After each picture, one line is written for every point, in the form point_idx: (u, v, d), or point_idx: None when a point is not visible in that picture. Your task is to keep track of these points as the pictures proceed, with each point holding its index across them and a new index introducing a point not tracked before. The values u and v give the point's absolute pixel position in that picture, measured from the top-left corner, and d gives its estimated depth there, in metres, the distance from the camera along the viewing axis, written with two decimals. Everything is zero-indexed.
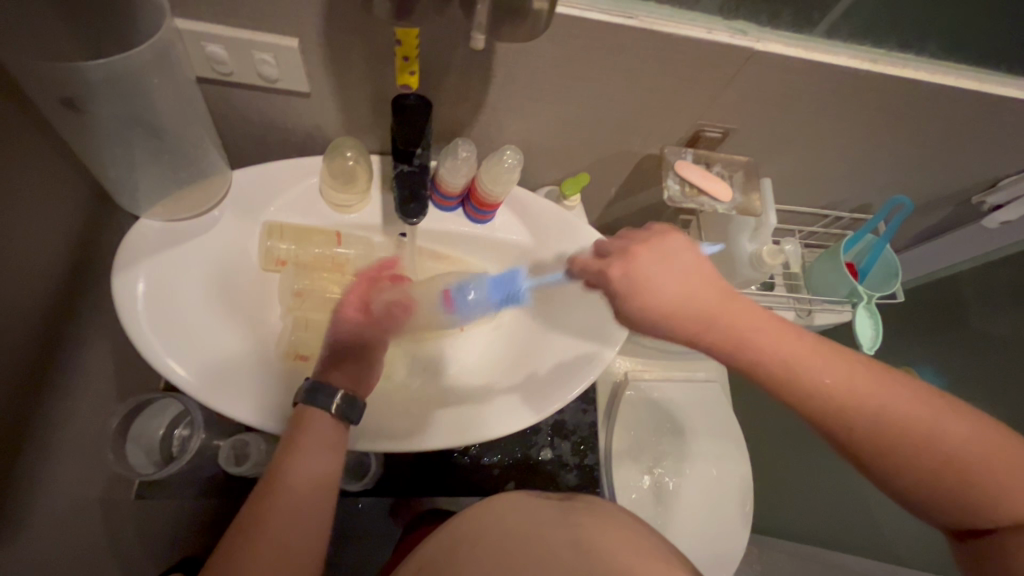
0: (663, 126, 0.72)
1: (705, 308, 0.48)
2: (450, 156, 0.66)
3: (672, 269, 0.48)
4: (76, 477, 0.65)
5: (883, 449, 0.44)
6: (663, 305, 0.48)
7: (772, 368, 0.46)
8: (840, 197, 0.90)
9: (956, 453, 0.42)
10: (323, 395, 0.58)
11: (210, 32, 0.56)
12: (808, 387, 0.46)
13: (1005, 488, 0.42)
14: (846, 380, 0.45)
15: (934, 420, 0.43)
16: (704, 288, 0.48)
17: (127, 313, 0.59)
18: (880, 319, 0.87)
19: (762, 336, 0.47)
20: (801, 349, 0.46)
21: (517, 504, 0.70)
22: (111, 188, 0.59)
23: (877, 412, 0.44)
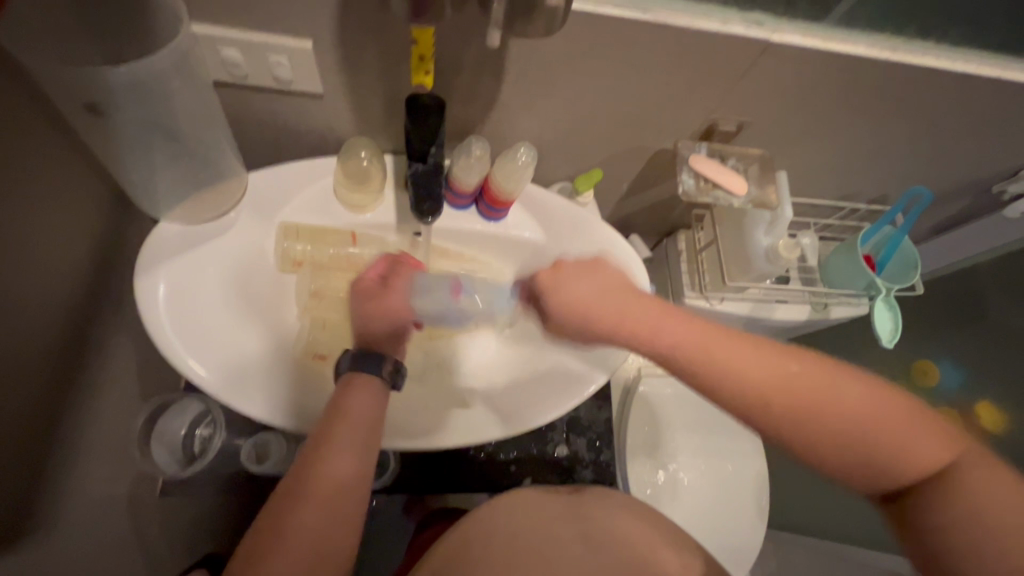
0: (676, 121, 0.71)
1: (614, 311, 0.54)
2: (463, 154, 0.66)
3: (582, 276, 0.56)
4: (104, 477, 0.67)
5: (792, 426, 0.47)
6: (581, 308, 0.55)
7: (684, 361, 0.51)
8: (856, 188, 0.89)
9: (854, 412, 0.46)
10: (372, 363, 0.59)
11: (227, 36, 0.56)
12: (720, 379, 0.49)
13: (899, 443, 0.45)
14: (744, 362, 0.49)
15: (833, 388, 0.47)
16: (612, 293, 0.55)
17: (151, 316, 0.60)
18: (899, 312, 0.86)
19: (671, 333, 0.52)
20: (704, 338, 0.51)
21: (529, 500, 0.70)
22: (132, 193, 0.60)
23: (783, 392, 0.48)
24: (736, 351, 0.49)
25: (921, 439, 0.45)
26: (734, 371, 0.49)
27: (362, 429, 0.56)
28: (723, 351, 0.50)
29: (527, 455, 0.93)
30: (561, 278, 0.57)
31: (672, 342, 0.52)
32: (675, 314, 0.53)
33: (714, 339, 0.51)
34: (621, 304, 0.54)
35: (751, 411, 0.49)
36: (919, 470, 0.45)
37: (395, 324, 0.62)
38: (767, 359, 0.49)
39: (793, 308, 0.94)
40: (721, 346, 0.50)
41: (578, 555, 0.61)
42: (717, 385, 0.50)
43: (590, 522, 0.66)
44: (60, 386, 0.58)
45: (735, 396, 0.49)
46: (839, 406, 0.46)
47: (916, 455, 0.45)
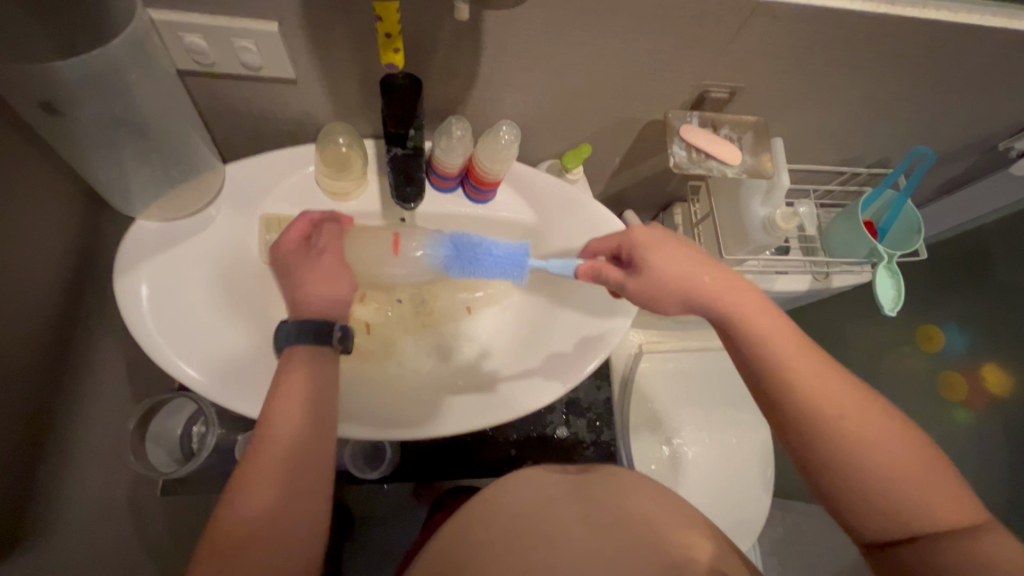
0: (666, 90, 0.69)
1: (722, 283, 0.58)
2: (444, 136, 0.64)
3: (674, 249, 0.59)
4: (96, 479, 0.67)
5: (843, 438, 0.50)
6: (673, 283, 0.58)
7: (775, 359, 0.54)
8: (856, 152, 0.86)
9: (906, 451, 0.49)
10: (321, 330, 0.57)
11: (186, 22, 0.53)
12: (795, 386, 0.52)
13: (923, 490, 0.48)
14: (829, 373, 0.53)
15: (887, 418, 0.51)
16: (702, 269, 0.58)
17: (136, 319, 0.58)
18: (903, 279, 0.82)
19: (759, 317, 0.56)
20: (794, 349, 0.54)
21: (536, 478, 0.70)
22: (106, 192, 0.58)
23: (842, 400, 0.51)
24: (809, 358, 0.54)
25: (948, 496, 0.48)
26: (817, 384, 0.52)
27: (293, 417, 0.52)
28: (811, 367, 0.53)
29: (528, 437, 0.93)
30: (660, 242, 0.59)
31: (774, 337, 0.54)
32: (772, 313, 0.56)
33: (796, 348, 0.54)
34: (723, 284, 0.58)
35: (813, 414, 0.51)
36: (941, 518, 0.47)
37: (332, 296, 0.61)
38: (843, 388, 0.52)
39: (793, 278, 0.91)
40: (808, 362, 0.53)
41: (578, 534, 0.61)
42: (801, 388, 0.52)
43: (589, 500, 0.66)
44: (47, 392, 0.58)
45: (817, 404, 0.51)
46: (888, 451, 0.49)
47: (940, 507, 0.47)
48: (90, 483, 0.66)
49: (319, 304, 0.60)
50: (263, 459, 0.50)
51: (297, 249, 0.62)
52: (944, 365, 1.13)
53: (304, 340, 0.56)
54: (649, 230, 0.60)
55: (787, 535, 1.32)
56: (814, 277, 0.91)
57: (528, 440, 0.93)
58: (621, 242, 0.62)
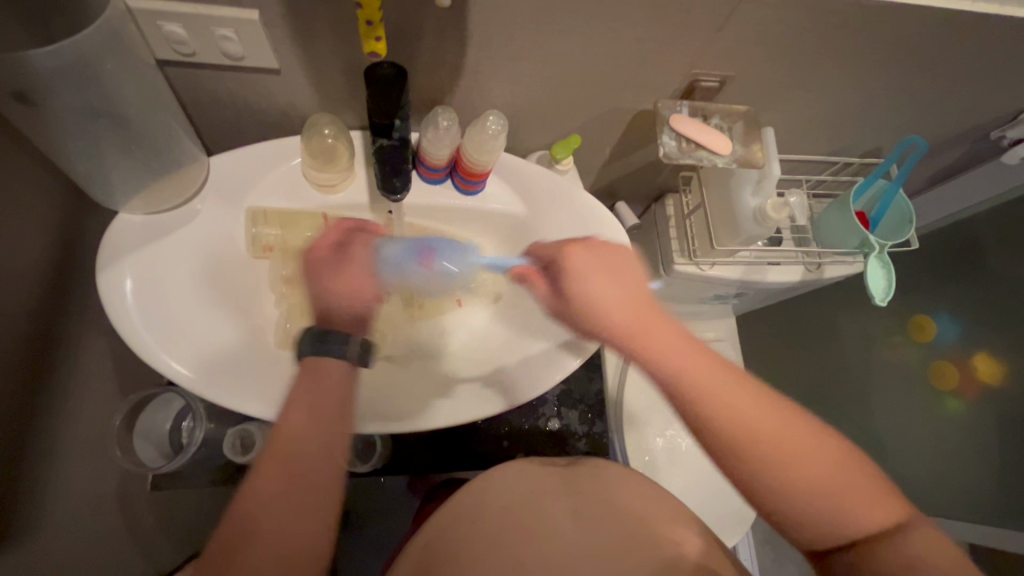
0: (655, 78, 0.68)
1: (627, 317, 0.54)
2: (430, 127, 0.63)
3: (596, 270, 0.57)
4: (83, 475, 0.67)
5: (772, 471, 0.49)
6: (594, 305, 0.55)
7: (695, 393, 0.51)
8: (848, 141, 0.85)
9: (827, 475, 0.48)
10: (335, 343, 0.56)
11: (163, 11, 0.52)
12: (716, 417, 0.50)
13: (848, 504, 0.48)
14: (746, 405, 0.50)
15: (801, 439, 0.49)
16: (613, 291, 0.55)
17: (119, 315, 0.58)
18: (894, 269, 0.82)
19: (671, 352, 0.52)
20: (717, 378, 0.52)
21: (524, 473, 0.70)
22: (85, 185, 0.57)
23: (766, 436, 0.49)
24: (728, 390, 0.51)
25: (871, 502, 0.48)
26: (742, 416, 0.50)
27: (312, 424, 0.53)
28: (739, 398, 0.51)
29: (520, 430, 0.93)
30: (587, 266, 0.57)
31: (686, 374, 0.52)
32: (688, 343, 0.54)
33: (717, 376, 0.52)
34: (638, 319, 0.54)
35: (743, 453, 0.49)
36: (866, 528, 0.48)
37: (353, 308, 0.58)
38: (764, 411, 0.50)
39: (786, 269, 0.91)
40: (732, 392, 0.51)
41: (568, 529, 0.61)
42: (721, 425, 0.50)
43: (579, 495, 0.66)
44: (30, 388, 0.58)
45: (739, 432, 0.50)
46: (816, 471, 0.48)
47: (867, 517, 0.48)
48: (79, 479, 0.66)
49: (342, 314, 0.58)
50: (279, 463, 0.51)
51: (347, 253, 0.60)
52: (935, 356, 1.12)
53: (330, 353, 0.55)
54: (574, 254, 0.58)
55: None
56: (806, 268, 0.91)
57: (520, 433, 0.93)
58: (552, 257, 0.60)
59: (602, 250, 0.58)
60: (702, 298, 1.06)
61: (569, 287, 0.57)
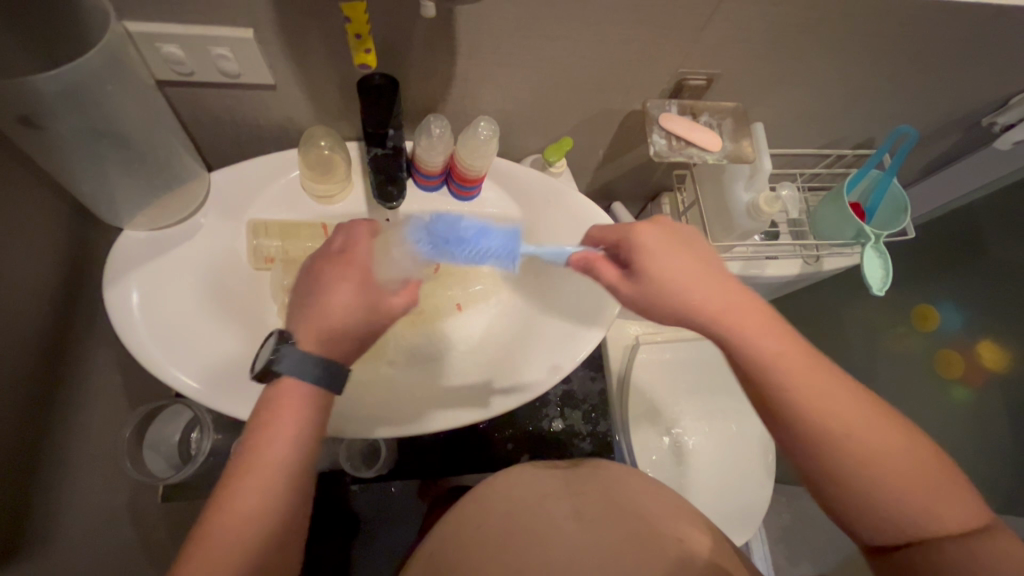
0: (643, 79, 0.69)
1: (713, 295, 0.54)
2: (423, 135, 0.64)
3: (673, 255, 0.56)
4: (95, 488, 0.68)
5: (847, 458, 0.49)
6: (670, 287, 0.54)
7: (776, 377, 0.51)
8: (839, 134, 0.86)
9: (906, 466, 0.48)
10: (287, 359, 0.51)
11: (161, 33, 0.54)
12: (801, 400, 0.50)
13: (931, 499, 0.47)
14: (829, 389, 0.51)
15: (876, 428, 0.49)
16: (707, 272, 0.55)
17: (125, 328, 0.59)
18: (890, 257, 0.83)
19: (758, 333, 0.53)
20: (799, 363, 0.52)
21: (523, 477, 0.71)
22: (90, 204, 0.59)
23: (843, 417, 0.50)
24: (819, 374, 0.51)
25: (958, 503, 0.47)
26: (828, 399, 0.50)
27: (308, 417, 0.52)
28: (822, 382, 0.51)
29: (523, 432, 0.94)
30: (657, 252, 0.56)
31: (773, 357, 0.52)
32: (774, 327, 0.54)
33: (809, 362, 0.52)
34: (724, 296, 0.54)
35: (813, 430, 0.50)
36: (948, 525, 0.46)
37: (327, 328, 0.54)
38: (848, 398, 0.50)
39: (784, 264, 0.93)
40: (817, 378, 0.51)
41: (568, 530, 0.62)
42: (807, 405, 0.50)
43: (580, 496, 0.67)
44: (42, 404, 0.59)
45: (827, 416, 0.50)
46: (901, 464, 0.48)
47: (948, 512, 0.46)
48: (92, 493, 0.67)
49: (311, 337, 0.53)
50: (244, 469, 0.48)
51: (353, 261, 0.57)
52: (940, 344, 1.12)
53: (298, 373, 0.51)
54: (648, 234, 0.57)
55: (793, 521, 1.32)
56: (805, 261, 0.91)
57: (524, 436, 0.94)
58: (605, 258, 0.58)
59: (676, 236, 0.58)
60: None
61: (642, 267, 0.55)
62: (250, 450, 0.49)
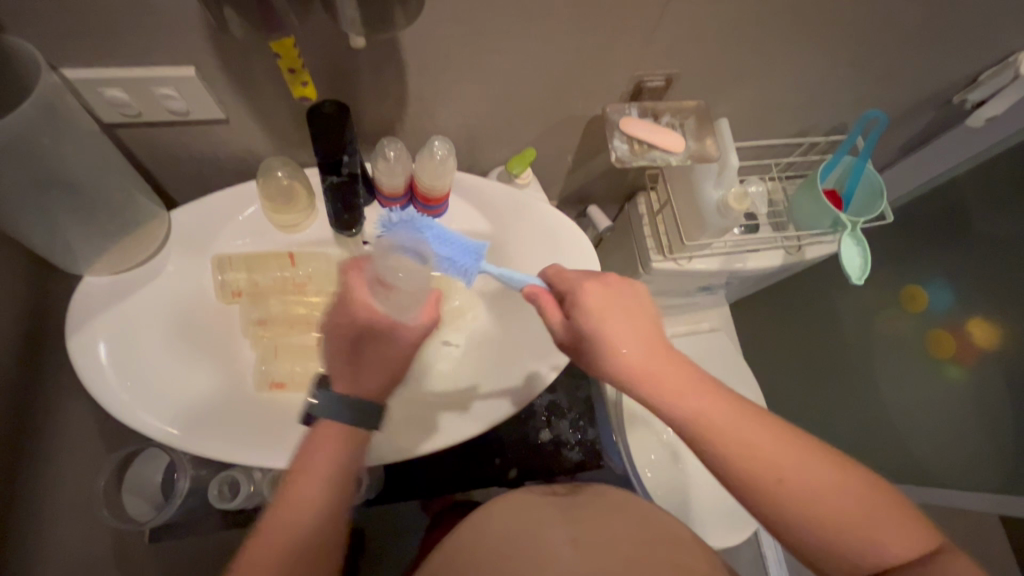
0: (600, 85, 0.68)
1: (641, 357, 0.54)
2: (380, 159, 0.64)
3: (609, 312, 0.55)
4: (77, 536, 0.68)
5: (791, 506, 0.49)
6: (603, 345, 0.55)
7: (707, 439, 0.52)
8: (810, 122, 0.85)
9: (849, 503, 0.48)
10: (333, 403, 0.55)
11: (101, 77, 0.53)
12: (734, 462, 0.51)
13: (882, 531, 0.47)
14: (760, 437, 0.51)
15: (811, 468, 0.49)
16: (631, 330, 0.55)
17: (92, 376, 0.59)
18: (868, 245, 0.81)
19: (685, 395, 0.53)
20: (732, 417, 0.52)
21: (519, 504, 0.70)
22: (46, 254, 0.59)
23: (774, 466, 0.50)
24: (750, 425, 0.51)
25: (910, 533, 0.47)
26: (764, 455, 0.50)
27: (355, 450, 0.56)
28: (755, 434, 0.51)
29: (511, 446, 0.97)
30: (589, 311, 0.55)
31: (701, 417, 0.52)
32: (700, 382, 0.54)
33: (741, 418, 0.52)
34: (647, 359, 0.54)
35: (752, 482, 0.50)
36: (900, 556, 0.47)
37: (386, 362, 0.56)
38: (779, 441, 0.51)
39: (766, 255, 0.90)
40: (748, 426, 0.51)
41: (566, 557, 0.61)
42: (742, 464, 0.50)
43: (579, 523, 0.66)
44: (13, 459, 0.59)
45: (758, 464, 0.50)
46: (837, 496, 0.48)
47: (897, 544, 0.47)
48: (73, 542, 0.68)
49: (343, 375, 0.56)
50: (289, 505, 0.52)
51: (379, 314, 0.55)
52: (931, 324, 1.10)
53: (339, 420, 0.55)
54: (589, 289, 0.56)
55: None
56: (787, 251, 0.90)
57: (514, 452, 0.97)
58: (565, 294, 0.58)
59: (615, 286, 0.57)
60: (688, 291, 1.06)
61: (580, 324, 0.55)
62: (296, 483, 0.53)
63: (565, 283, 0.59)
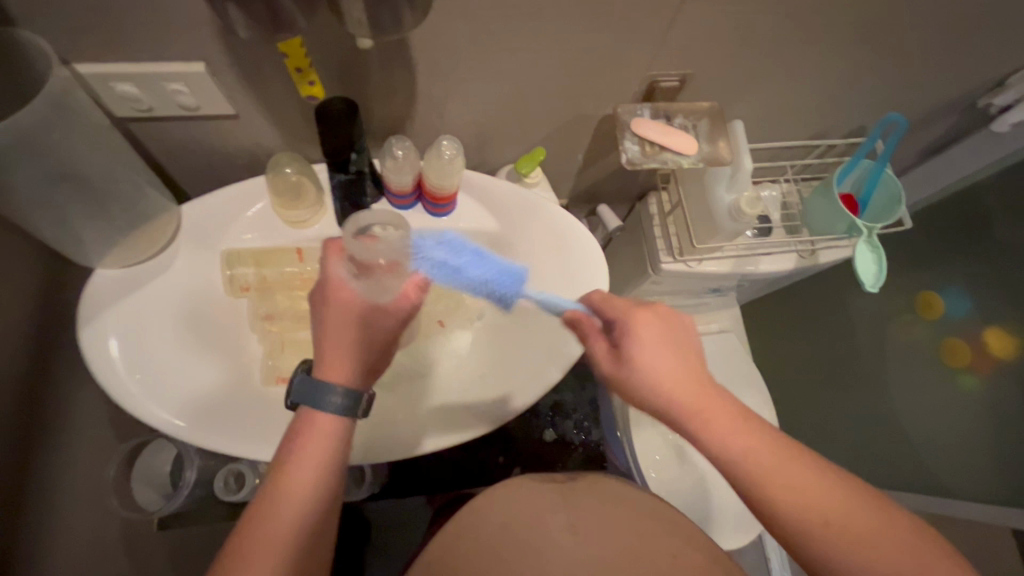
0: (613, 85, 0.67)
1: (692, 397, 0.53)
2: (389, 157, 0.64)
3: (660, 347, 0.54)
4: (84, 522, 0.70)
5: (849, 557, 0.49)
6: (655, 384, 0.53)
7: (750, 482, 0.52)
8: (828, 124, 0.83)
9: (900, 551, 0.48)
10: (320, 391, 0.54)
11: (112, 73, 0.54)
12: (774, 504, 0.51)
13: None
14: (813, 488, 0.50)
15: (863, 518, 0.49)
16: (684, 368, 0.54)
17: (103, 370, 0.60)
18: (883, 251, 0.80)
19: (736, 441, 0.52)
20: (778, 462, 0.51)
21: (519, 488, 0.69)
22: (59, 246, 0.59)
23: (824, 519, 0.49)
24: (800, 474, 0.51)
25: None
26: (809, 500, 0.50)
27: (344, 435, 0.56)
28: (797, 477, 0.51)
29: (515, 445, 0.99)
30: (645, 345, 0.54)
31: (750, 458, 0.52)
32: (750, 426, 0.53)
33: (793, 465, 0.51)
34: (701, 399, 0.53)
35: (806, 531, 0.50)
36: None
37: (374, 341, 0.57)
38: (828, 489, 0.50)
39: (779, 258, 0.89)
40: (799, 474, 0.51)
41: (568, 544, 0.62)
42: (792, 508, 0.50)
43: (577, 509, 0.66)
44: (26, 447, 0.61)
45: (809, 510, 0.50)
46: (889, 546, 0.48)
47: None
48: (80, 529, 0.69)
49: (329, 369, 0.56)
50: (291, 475, 0.52)
51: (351, 289, 0.56)
52: (946, 332, 1.08)
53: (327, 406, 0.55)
54: (640, 318, 0.55)
55: None
56: (800, 255, 0.88)
57: (518, 450, 0.99)
58: (614, 322, 0.57)
59: (667, 321, 0.56)
60: (698, 292, 1.05)
61: (631, 357, 0.54)
62: (292, 459, 0.53)
63: (617, 313, 0.57)
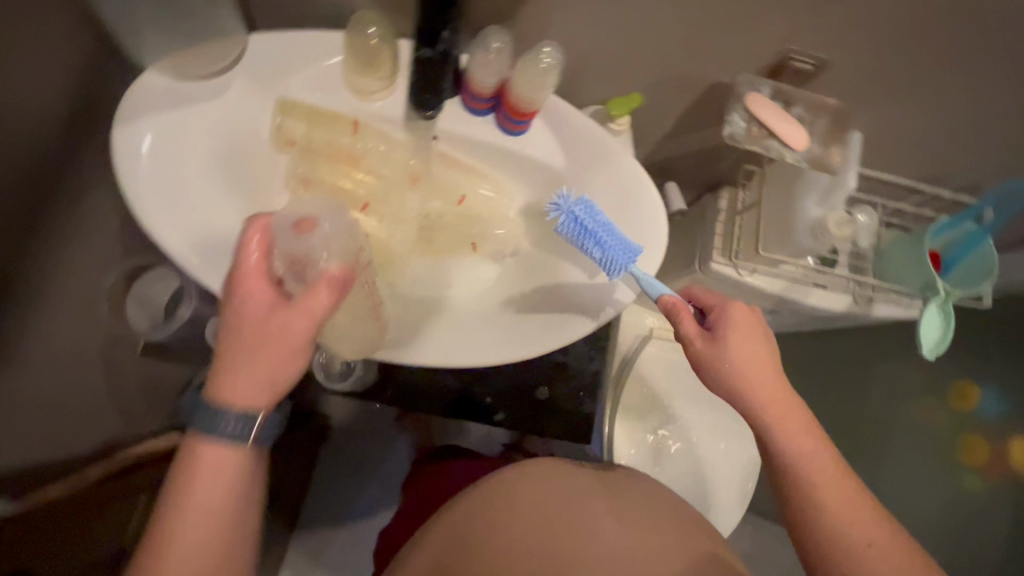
0: (742, 47, 0.61)
1: (765, 384, 0.58)
2: (481, 48, 0.59)
3: (748, 335, 0.59)
4: (68, 323, 0.69)
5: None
6: (735, 365, 0.58)
7: (803, 479, 0.55)
8: (940, 171, 0.76)
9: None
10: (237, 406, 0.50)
11: None
12: (831, 513, 0.54)
13: None
14: (858, 512, 0.54)
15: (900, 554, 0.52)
16: (764, 361, 0.59)
17: (126, 175, 0.56)
18: (954, 319, 0.73)
19: (794, 440, 0.57)
20: (832, 475, 0.55)
21: (558, 469, 0.65)
22: (117, 30, 0.55)
23: (861, 537, 0.53)
24: (848, 495, 0.55)
25: None
26: (853, 517, 0.53)
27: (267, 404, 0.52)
28: (848, 499, 0.54)
29: (503, 394, 0.94)
30: (735, 328, 0.59)
31: (804, 461, 0.56)
32: (809, 432, 0.58)
33: (844, 485, 0.55)
34: (772, 391, 0.58)
35: (839, 545, 0.53)
36: None
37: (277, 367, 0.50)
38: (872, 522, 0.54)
39: (833, 296, 0.83)
40: (849, 493, 0.55)
41: (610, 535, 0.57)
42: (833, 515, 0.54)
43: (621, 499, 0.62)
44: None
45: (850, 527, 0.53)
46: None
47: None
48: (61, 329, 0.68)
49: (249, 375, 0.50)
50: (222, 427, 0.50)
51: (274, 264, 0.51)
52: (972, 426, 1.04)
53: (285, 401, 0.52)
54: (737, 308, 0.60)
55: None
56: (855, 300, 0.82)
57: (505, 396, 0.95)
58: (709, 303, 0.61)
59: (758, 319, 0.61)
60: None
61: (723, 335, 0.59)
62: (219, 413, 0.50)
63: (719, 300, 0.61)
